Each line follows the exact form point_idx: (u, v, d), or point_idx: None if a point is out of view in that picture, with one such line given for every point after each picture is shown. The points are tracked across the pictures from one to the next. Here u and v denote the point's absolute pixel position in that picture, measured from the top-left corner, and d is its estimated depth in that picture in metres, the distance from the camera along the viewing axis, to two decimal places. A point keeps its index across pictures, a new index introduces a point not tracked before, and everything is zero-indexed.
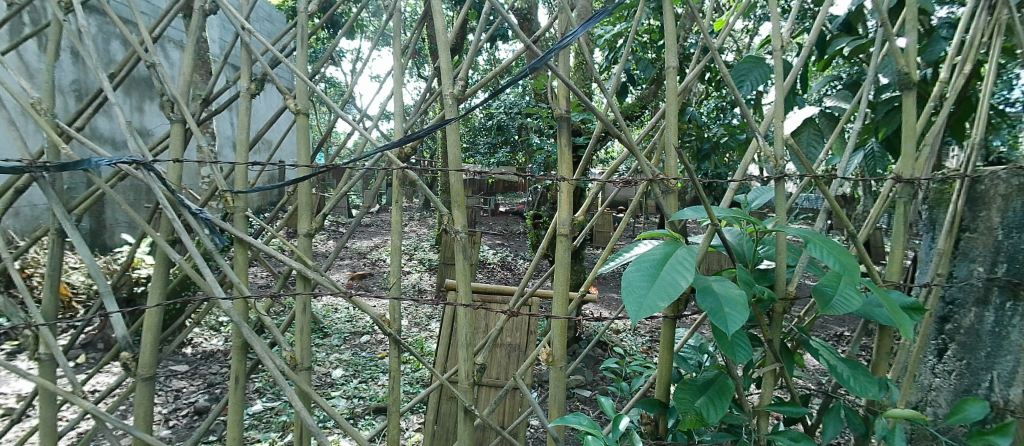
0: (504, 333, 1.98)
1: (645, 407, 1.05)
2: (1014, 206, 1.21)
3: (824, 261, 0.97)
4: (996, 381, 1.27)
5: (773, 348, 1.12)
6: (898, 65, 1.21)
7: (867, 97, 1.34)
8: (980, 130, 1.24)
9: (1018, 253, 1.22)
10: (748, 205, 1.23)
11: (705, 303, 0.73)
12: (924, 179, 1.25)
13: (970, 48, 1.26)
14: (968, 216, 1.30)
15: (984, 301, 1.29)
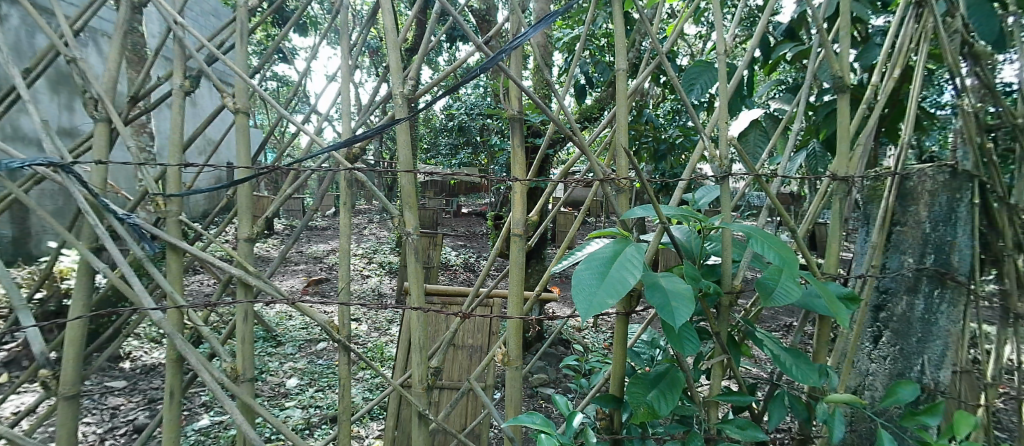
0: (463, 336, 1.96)
1: (600, 403, 1.07)
2: (939, 201, 1.32)
3: (765, 256, 1.01)
4: (927, 365, 1.38)
5: (721, 341, 1.16)
6: (833, 69, 1.28)
7: (806, 100, 1.41)
8: (907, 130, 1.33)
9: (944, 244, 1.32)
10: (696, 203, 1.27)
11: (653, 299, 0.74)
12: (858, 177, 1.33)
13: (898, 53, 1.34)
14: (899, 211, 1.40)
15: (914, 289, 1.39)
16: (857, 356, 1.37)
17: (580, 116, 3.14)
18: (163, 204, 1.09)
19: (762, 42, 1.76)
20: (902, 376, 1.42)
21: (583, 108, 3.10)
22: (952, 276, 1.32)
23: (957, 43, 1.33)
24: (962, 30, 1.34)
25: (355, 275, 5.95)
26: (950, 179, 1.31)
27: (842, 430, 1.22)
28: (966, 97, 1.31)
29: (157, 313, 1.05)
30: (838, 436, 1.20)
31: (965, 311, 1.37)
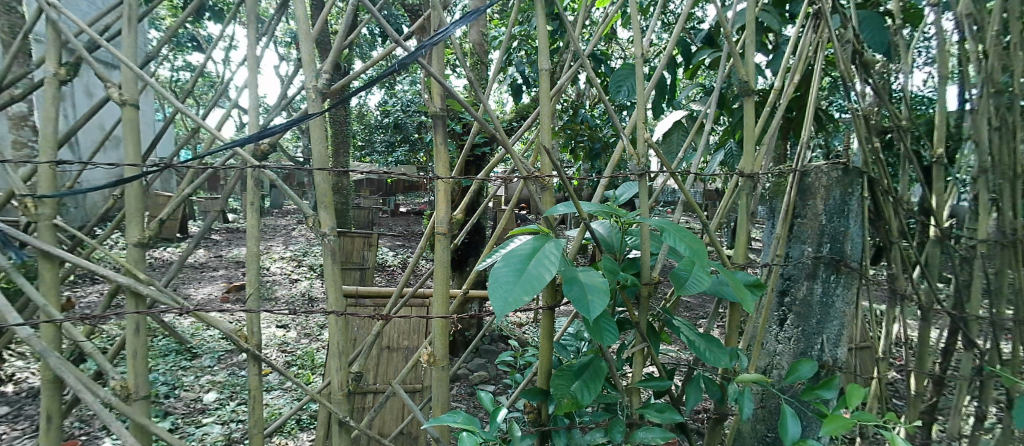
0: (393, 338, 1.93)
1: (527, 397, 1.08)
2: (833, 195, 1.47)
3: (678, 248, 1.07)
4: (826, 343, 1.52)
5: (641, 330, 1.21)
6: (741, 74, 1.38)
7: (716, 102, 1.51)
8: (806, 130, 1.46)
9: (838, 234, 1.47)
10: (617, 200, 1.32)
11: (570, 292, 0.76)
12: (762, 174, 1.44)
13: (798, 60, 1.46)
14: (800, 205, 1.53)
15: (813, 275, 1.53)
16: (765, 339, 1.48)
17: (515, 116, 3.18)
18: (33, 207, 0.97)
19: (681, 47, 1.87)
20: (804, 355, 1.55)
21: (518, 107, 3.14)
22: (843, 262, 1.46)
23: (849, 52, 1.47)
24: (852, 40, 1.48)
25: (283, 280, 5.65)
26: (842, 175, 1.45)
27: (750, 407, 1.32)
28: (855, 101, 1.46)
29: (27, 330, 0.94)
30: (747, 413, 1.30)
31: (856, 294, 1.52)
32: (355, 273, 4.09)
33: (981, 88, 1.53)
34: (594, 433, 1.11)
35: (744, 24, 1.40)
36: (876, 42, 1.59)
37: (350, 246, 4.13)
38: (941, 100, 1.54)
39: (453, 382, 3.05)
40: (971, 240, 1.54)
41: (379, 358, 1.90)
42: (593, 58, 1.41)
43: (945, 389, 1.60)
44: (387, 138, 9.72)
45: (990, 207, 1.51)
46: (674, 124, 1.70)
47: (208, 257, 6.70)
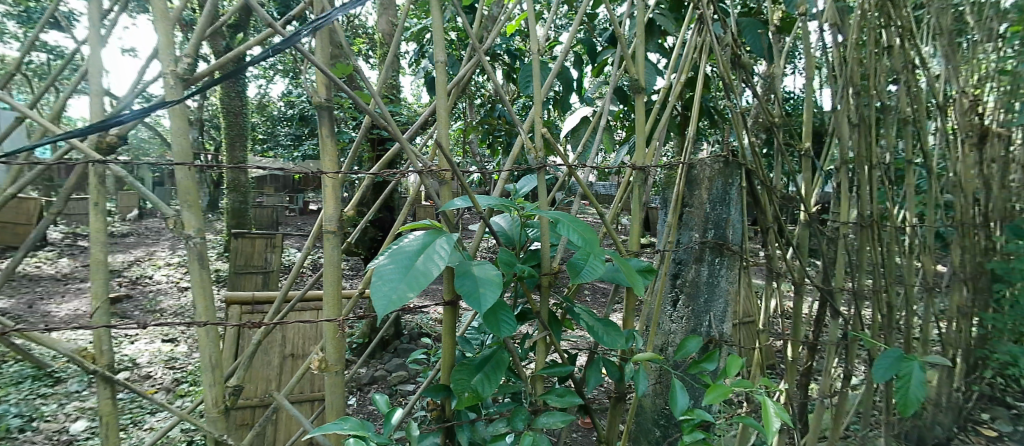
0: (295, 345, 1.81)
1: (429, 394, 1.07)
2: (716, 186, 1.61)
3: (572, 238, 1.10)
4: (713, 320, 1.67)
5: (542, 319, 1.25)
6: (631, 73, 1.46)
7: (609, 99, 1.58)
8: (692, 126, 1.59)
9: (720, 220, 1.63)
10: (517, 193, 1.33)
11: (463, 286, 0.76)
12: (652, 166, 1.53)
13: (684, 61, 1.58)
14: (688, 194, 1.66)
15: (700, 258, 1.67)
16: (660, 320, 1.59)
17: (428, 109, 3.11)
18: None
19: (586, 45, 1.93)
20: (695, 332, 1.68)
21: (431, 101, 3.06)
22: (726, 245, 1.60)
23: (727, 55, 1.61)
24: (730, 44, 1.63)
25: (171, 289, 5.10)
26: (723, 167, 1.60)
27: (645, 384, 1.41)
28: (732, 99, 1.59)
29: None
30: (642, 389, 1.39)
31: (737, 273, 1.68)
32: (256, 277, 3.80)
33: (836, 90, 1.76)
34: (497, 424, 1.12)
35: (636, 26, 1.48)
36: (758, 47, 1.78)
37: (251, 248, 3.78)
38: (806, 99, 1.75)
39: (370, 384, 2.95)
40: (834, 222, 1.76)
41: (281, 367, 1.77)
42: (491, 53, 1.40)
43: (816, 354, 1.82)
44: (293, 132, 9.15)
45: (847, 192, 1.73)
46: (581, 121, 1.76)
47: (74, 266, 5.87)
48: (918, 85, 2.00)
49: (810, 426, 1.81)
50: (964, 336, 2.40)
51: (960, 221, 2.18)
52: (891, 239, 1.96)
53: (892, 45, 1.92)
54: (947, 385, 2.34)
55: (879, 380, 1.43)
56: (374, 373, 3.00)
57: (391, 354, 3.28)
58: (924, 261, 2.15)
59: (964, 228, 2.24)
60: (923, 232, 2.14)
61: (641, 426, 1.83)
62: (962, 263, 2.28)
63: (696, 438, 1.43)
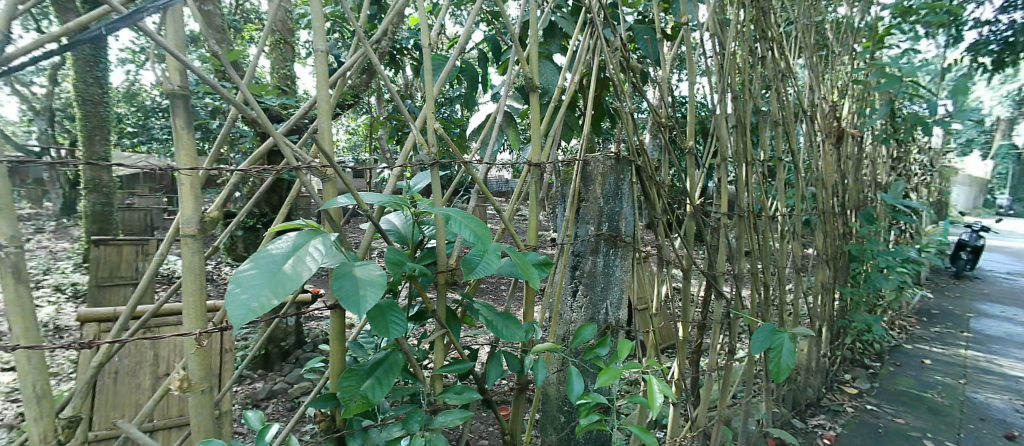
0: (168, 363, 1.60)
1: (316, 404, 1.01)
2: (609, 181, 1.69)
3: (463, 234, 1.06)
4: (609, 307, 1.75)
5: (439, 317, 1.23)
6: (525, 72, 1.48)
7: (504, 96, 1.57)
8: (586, 124, 1.66)
9: (613, 214, 1.70)
10: (409, 190, 1.28)
11: (342, 289, 0.72)
12: (548, 163, 1.56)
13: (578, 62, 1.63)
14: (584, 190, 1.71)
15: (596, 250, 1.71)
16: (559, 311, 1.63)
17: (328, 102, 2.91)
18: None
19: (491, 43, 1.91)
20: (593, 320, 1.74)
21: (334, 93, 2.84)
22: (619, 237, 1.70)
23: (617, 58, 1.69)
24: (619, 48, 1.71)
25: None
26: (615, 164, 1.68)
27: (544, 374, 1.46)
28: (622, 100, 1.68)
29: None
30: (540, 378, 1.42)
31: (630, 262, 1.79)
32: (123, 290, 3.34)
33: (716, 93, 1.92)
34: (392, 428, 1.09)
35: (532, 25, 1.51)
36: (650, 52, 1.90)
37: (117, 258, 3.28)
38: (689, 102, 1.89)
39: (268, 399, 2.69)
40: (716, 213, 1.94)
41: (152, 388, 1.56)
42: (380, 45, 1.32)
43: (705, 333, 1.99)
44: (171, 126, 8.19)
45: (727, 185, 1.91)
46: (486, 118, 1.76)
47: None
48: (784, 91, 2.26)
49: (701, 398, 1.99)
50: (826, 309, 2.76)
51: (820, 210, 2.50)
52: (765, 227, 2.20)
53: (763, 56, 2.15)
54: (814, 352, 2.68)
55: (756, 352, 1.64)
56: (273, 388, 2.73)
57: (292, 364, 3.04)
58: (793, 245, 2.43)
59: (824, 216, 2.57)
60: (792, 220, 2.43)
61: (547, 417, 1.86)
62: (823, 246, 2.61)
63: (592, 420, 1.50)
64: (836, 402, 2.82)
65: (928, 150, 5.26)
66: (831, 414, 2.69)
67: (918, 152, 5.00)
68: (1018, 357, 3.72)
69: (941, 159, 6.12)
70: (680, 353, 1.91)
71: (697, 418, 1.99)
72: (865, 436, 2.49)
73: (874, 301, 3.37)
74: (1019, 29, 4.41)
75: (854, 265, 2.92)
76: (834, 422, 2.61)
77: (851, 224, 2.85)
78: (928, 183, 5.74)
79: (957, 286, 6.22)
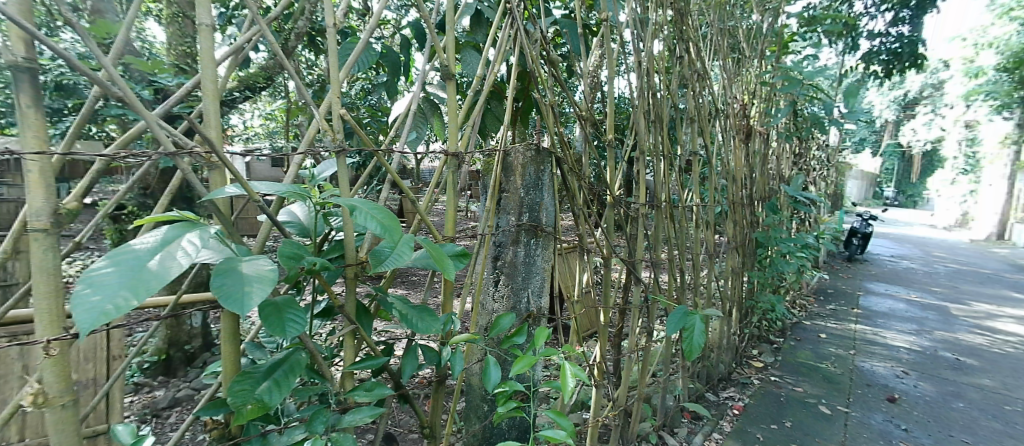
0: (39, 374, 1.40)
1: (205, 412, 0.93)
2: (529, 172, 1.71)
3: (369, 226, 1.00)
4: (531, 296, 1.78)
5: (347, 313, 1.17)
6: (441, 59, 1.44)
7: (419, 82, 1.50)
8: (507, 115, 1.66)
9: (533, 204, 1.72)
10: (313, 179, 1.20)
11: (226, 286, 0.69)
12: (465, 154, 1.53)
13: (498, 51, 1.60)
14: (505, 180, 1.72)
15: (517, 240, 1.73)
16: (481, 301, 1.61)
17: (238, 85, 2.67)
18: None
19: (414, 29, 1.81)
20: (515, 310, 1.75)
21: (244, 75, 2.61)
22: (540, 227, 1.72)
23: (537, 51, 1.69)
24: (540, 40, 1.70)
25: None
26: (535, 155, 1.70)
27: (461, 365, 1.46)
28: (542, 92, 1.68)
29: None
30: (457, 370, 1.42)
31: (551, 252, 1.82)
32: None
33: (635, 89, 1.99)
34: (295, 432, 1.04)
35: (448, 12, 1.46)
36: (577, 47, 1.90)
37: None
38: (608, 97, 1.94)
39: (169, 409, 2.44)
40: (634, 203, 2.03)
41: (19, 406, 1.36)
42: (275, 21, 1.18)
43: (626, 317, 2.08)
44: None
45: (644, 178, 1.99)
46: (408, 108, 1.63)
47: None
48: (700, 90, 2.40)
49: (622, 380, 2.08)
50: (735, 291, 3.00)
51: (730, 201, 2.69)
52: (681, 217, 2.33)
53: (680, 55, 2.26)
54: (725, 331, 2.90)
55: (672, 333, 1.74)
56: (176, 395, 2.49)
57: (199, 369, 2.78)
58: (708, 234, 2.60)
59: (733, 206, 2.78)
60: (707, 210, 2.59)
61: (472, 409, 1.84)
62: (733, 234, 2.82)
63: (510, 408, 1.53)
64: (745, 376, 3.09)
65: (825, 147, 5.84)
66: (740, 387, 2.95)
67: (817, 149, 5.54)
68: (897, 330, 4.25)
69: (836, 156, 6.83)
70: (602, 337, 1.98)
71: (619, 398, 2.09)
72: (768, 405, 2.75)
73: (777, 282, 3.72)
74: (904, 42, 5.06)
75: (760, 251, 3.19)
76: (742, 393, 2.87)
77: (758, 214, 3.10)
78: (825, 177, 6.39)
79: (848, 268, 7.00)
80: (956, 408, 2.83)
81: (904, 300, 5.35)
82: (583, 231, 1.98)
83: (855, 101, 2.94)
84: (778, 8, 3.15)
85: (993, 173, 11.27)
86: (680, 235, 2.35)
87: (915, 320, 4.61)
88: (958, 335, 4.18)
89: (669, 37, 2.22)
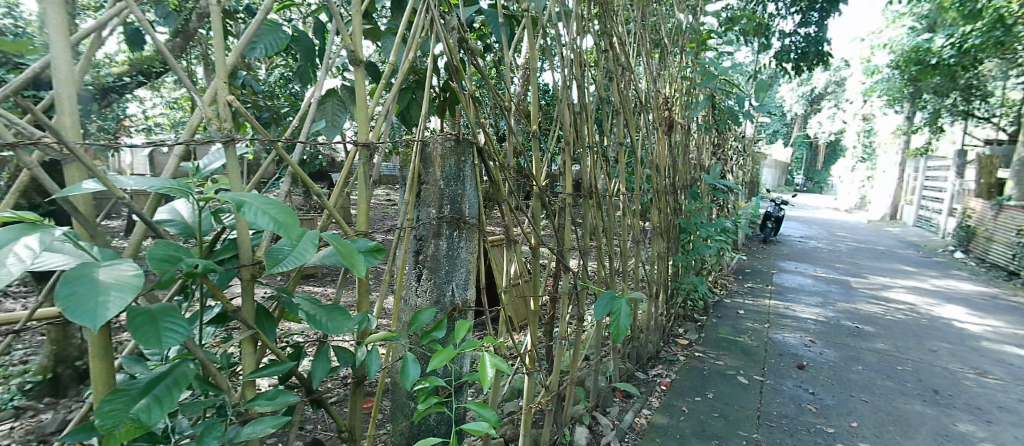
0: None
1: (68, 439, 0.83)
2: (448, 163, 1.66)
3: (260, 223, 0.92)
4: (455, 289, 1.75)
5: (244, 318, 1.09)
6: (347, 43, 1.34)
7: (324, 67, 1.37)
8: (424, 104, 1.60)
9: (455, 196, 1.69)
10: (197, 173, 1.10)
11: (78, 293, 0.62)
12: (378, 144, 1.44)
13: (413, 38, 1.51)
14: (423, 172, 1.67)
15: (438, 233, 1.69)
16: (402, 297, 1.56)
17: (127, 69, 2.41)
18: None
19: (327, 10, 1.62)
20: (438, 304, 1.72)
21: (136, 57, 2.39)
22: (462, 220, 1.69)
23: (454, 38, 1.62)
24: (458, 27, 1.64)
25: None
26: (455, 145, 1.66)
27: (377, 365, 1.39)
28: (459, 81, 1.63)
29: None
30: (373, 371, 1.35)
31: (476, 244, 1.81)
32: None
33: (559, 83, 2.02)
34: None
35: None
36: (500, 36, 1.86)
37: None
38: (530, 88, 1.94)
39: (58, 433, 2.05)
40: (560, 194, 2.06)
41: None
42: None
43: (556, 304, 2.12)
44: None
45: (570, 168, 2.02)
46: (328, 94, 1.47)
47: None
48: (623, 82, 2.48)
49: (554, 365, 2.12)
50: (661, 274, 3.17)
51: (655, 189, 2.81)
52: (608, 206, 2.42)
53: (605, 49, 2.33)
54: (652, 312, 3.07)
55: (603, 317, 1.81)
56: (67, 416, 2.10)
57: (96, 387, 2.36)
58: (634, 221, 2.71)
59: (658, 194, 2.91)
60: (633, 199, 2.71)
61: (396, 408, 1.78)
62: (657, 220, 2.96)
63: (431, 404, 1.50)
64: (672, 353, 3.29)
65: (742, 138, 6.31)
66: (667, 364, 3.14)
67: (734, 140, 5.96)
68: (805, 303, 4.72)
69: (751, 145, 7.39)
70: (532, 326, 2.00)
71: (552, 384, 2.13)
72: (692, 379, 2.95)
73: (698, 265, 3.99)
74: (811, 41, 5.66)
75: (683, 236, 3.39)
76: (670, 370, 3.06)
77: (681, 201, 3.28)
78: (742, 167, 6.91)
79: (763, 250, 7.66)
80: (855, 371, 3.19)
81: (811, 277, 5.94)
82: (510, 221, 1.99)
83: (764, 95, 3.17)
84: (697, 6, 3.32)
85: (888, 160, 12.67)
86: (608, 224, 2.44)
87: (821, 293, 5.15)
88: (858, 306, 4.73)
89: (595, 31, 2.27)
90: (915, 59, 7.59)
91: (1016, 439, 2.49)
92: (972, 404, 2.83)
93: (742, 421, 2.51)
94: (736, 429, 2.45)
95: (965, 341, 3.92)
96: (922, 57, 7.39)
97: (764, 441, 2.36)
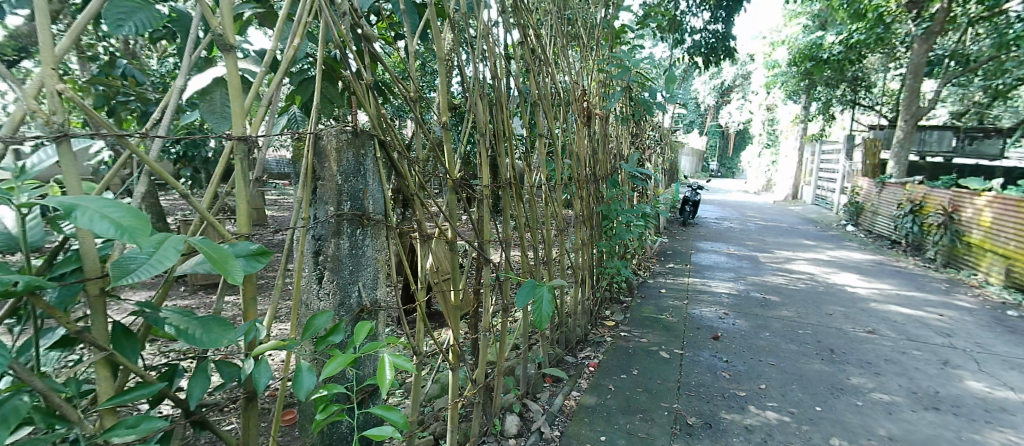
0: None
1: None
2: (345, 157, 1.59)
3: (99, 229, 0.82)
4: (361, 288, 1.69)
5: (93, 339, 0.95)
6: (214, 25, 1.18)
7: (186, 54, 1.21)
8: (315, 97, 1.48)
9: (354, 192, 1.61)
10: (23, 175, 0.94)
11: None
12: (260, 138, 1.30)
13: (301, 21, 1.36)
14: (318, 167, 1.58)
15: (337, 232, 1.61)
16: (299, 302, 1.45)
17: None
18: None
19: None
20: (343, 306, 1.65)
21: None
22: (365, 216, 1.62)
23: (345, 24, 1.50)
24: (350, 12, 1.52)
25: None
26: (351, 138, 1.59)
27: (267, 377, 1.29)
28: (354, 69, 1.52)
29: None
30: (261, 384, 1.25)
31: (383, 241, 1.76)
32: None
33: (472, 73, 1.98)
34: None
35: None
36: (406, 26, 1.77)
37: None
38: (439, 79, 1.88)
39: None
40: (478, 186, 2.04)
41: None
42: None
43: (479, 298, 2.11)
44: None
45: (485, 160, 2.00)
46: (212, 84, 1.28)
47: None
48: (543, 75, 2.55)
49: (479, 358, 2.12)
50: (587, 259, 3.31)
51: (576, 179, 2.91)
52: (530, 197, 2.46)
53: (522, 41, 2.33)
54: (578, 298, 3.20)
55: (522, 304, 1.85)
56: None
57: None
58: (558, 211, 2.80)
59: (579, 183, 3.01)
60: (555, 189, 2.77)
61: (302, 420, 1.68)
62: (580, 209, 3.05)
63: (331, 412, 1.42)
64: (599, 335, 3.47)
65: (658, 128, 6.73)
66: (595, 346, 3.31)
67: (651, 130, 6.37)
68: (720, 279, 5.21)
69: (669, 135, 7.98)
70: (453, 320, 1.98)
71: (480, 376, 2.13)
72: (618, 358, 3.14)
73: (620, 249, 4.23)
74: (718, 36, 6.15)
75: (605, 223, 3.56)
76: (597, 351, 3.22)
77: (603, 189, 3.44)
78: (659, 155, 7.42)
79: (681, 231, 8.35)
80: (763, 337, 3.58)
81: (725, 254, 6.55)
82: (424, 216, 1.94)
83: (673, 86, 3.38)
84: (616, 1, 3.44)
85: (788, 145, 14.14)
86: (530, 214, 2.48)
87: (734, 269, 5.70)
88: (766, 278, 5.30)
89: (513, 27, 2.27)
90: (809, 53, 8.68)
91: (898, 386, 2.91)
92: (863, 359, 3.25)
93: (663, 394, 2.71)
94: (659, 401, 2.64)
95: (856, 303, 4.51)
96: (814, 53, 8.64)
97: (684, 410, 2.56)
